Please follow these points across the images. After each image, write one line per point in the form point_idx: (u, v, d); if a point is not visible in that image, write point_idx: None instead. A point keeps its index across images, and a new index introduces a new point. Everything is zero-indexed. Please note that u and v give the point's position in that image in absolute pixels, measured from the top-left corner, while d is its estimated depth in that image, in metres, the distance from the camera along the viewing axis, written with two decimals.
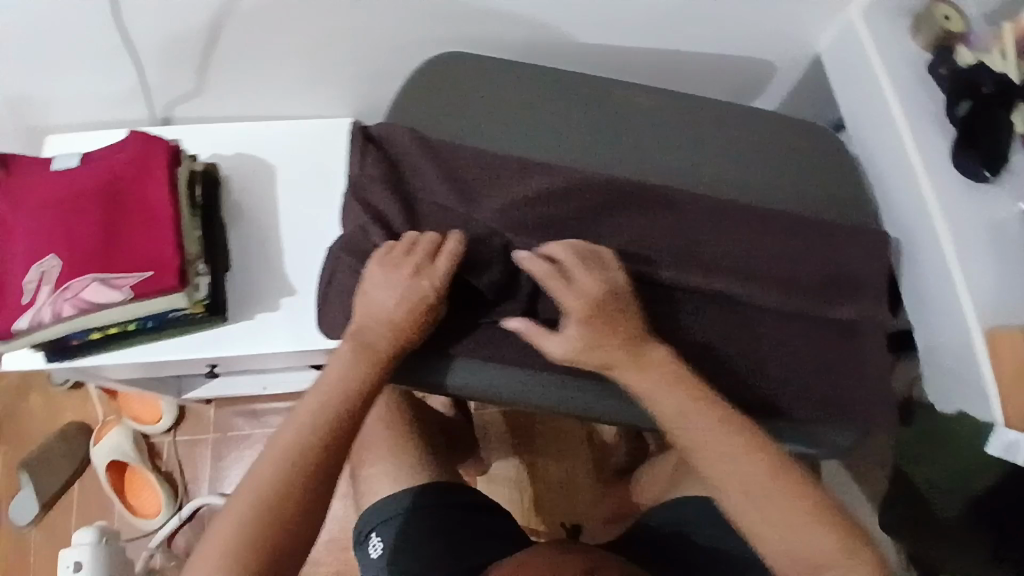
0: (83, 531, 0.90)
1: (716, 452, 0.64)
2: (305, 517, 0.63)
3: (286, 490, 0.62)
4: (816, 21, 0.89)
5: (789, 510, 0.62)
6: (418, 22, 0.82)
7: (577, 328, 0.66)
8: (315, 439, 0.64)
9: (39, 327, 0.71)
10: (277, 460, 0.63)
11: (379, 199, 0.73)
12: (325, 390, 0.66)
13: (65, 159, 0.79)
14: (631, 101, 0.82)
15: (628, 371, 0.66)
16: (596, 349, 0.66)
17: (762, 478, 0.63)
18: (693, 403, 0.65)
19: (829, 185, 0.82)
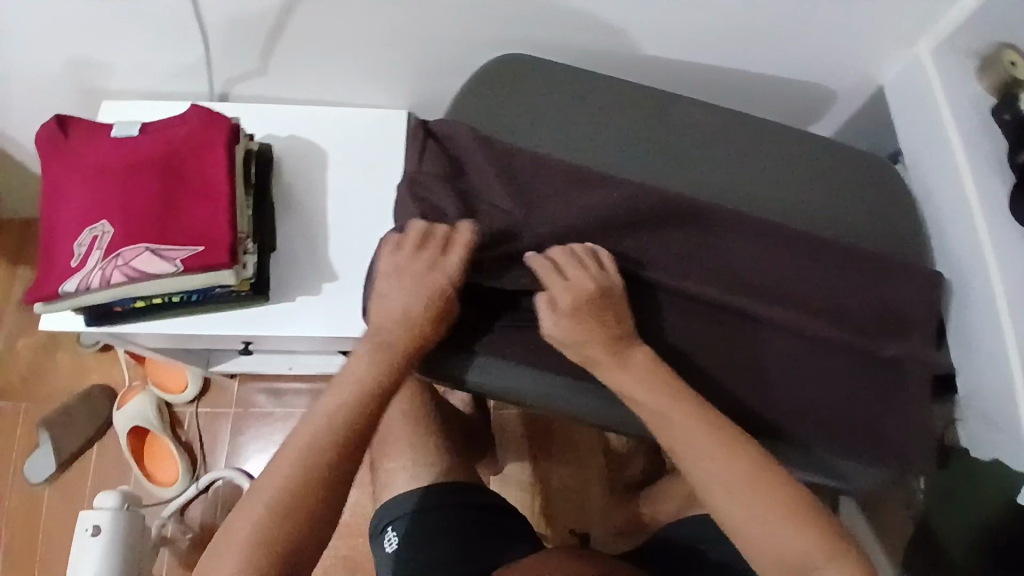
0: (106, 496, 0.91)
1: (698, 451, 0.63)
2: (323, 516, 0.62)
3: (305, 489, 0.61)
4: (882, 54, 0.88)
5: (773, 511, 0.61)
6: (486, 22, 0.83)
7: (565, 321, 0.67)
8: (332, 439, 0.64)
9: (85, 291, 0.72)
10: (293, 458, 0.63)
11: (435, 196, 0.73)
12: (342, 391, 0.66)
13: (125, 127, 0.80)
14: (692, 119, 0.82)
15: (611, 369, 0.67)
16: (582, 344, 0.67)
17: (742, 481, 0.62)
18: (672, 399, 0.65)
19: (885, 220, 0.81)
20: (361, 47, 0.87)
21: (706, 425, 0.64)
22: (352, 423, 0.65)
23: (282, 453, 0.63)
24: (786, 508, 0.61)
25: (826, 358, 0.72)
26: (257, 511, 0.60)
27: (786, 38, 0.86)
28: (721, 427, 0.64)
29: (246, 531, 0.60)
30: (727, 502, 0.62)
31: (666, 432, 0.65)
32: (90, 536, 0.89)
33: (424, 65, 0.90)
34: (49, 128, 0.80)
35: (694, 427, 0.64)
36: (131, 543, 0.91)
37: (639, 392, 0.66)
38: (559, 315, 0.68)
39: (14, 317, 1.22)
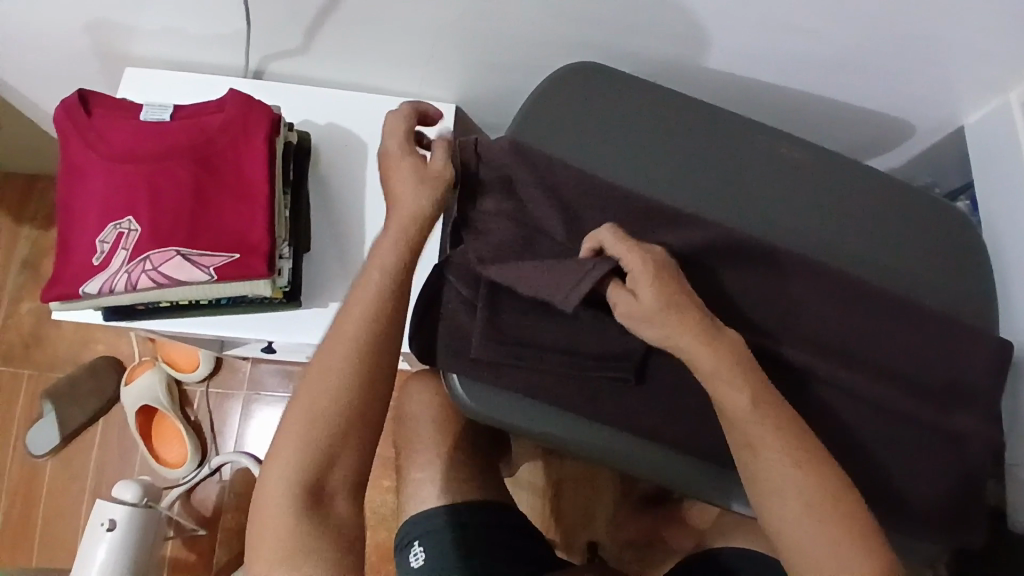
0: (126, 489, 0.93)
1: (767, 461, 0.57)
2: (366, 432, 0.61)
3: (345, 408, 0.60)
4: (970, 97, 0.81)
5: (822, 515, 0.57)
6: (553, 22, 0.76)
7: (649, 290, 0.58)
8: (365, 354, 0.61)
9: (108, 293, 0.68)
10: (330, 376, 0.60)
11: (492, 230, 0.67)
12: (371, 297, 0.62)
13: (154, 110, 0.73)
14: (769, 149, 0.76)
15: (698, 353, 0.58)
16: (667, 314, 0.58)
17: (804, 489, 0.57)
18: (751, 396, 0.58)
19: (958, 280, 0.76)
20: (414, 37, 0.80)
21: (782, 434, 0.58)
22: (383, 331, 0.62)
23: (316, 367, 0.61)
24: (830, 521, 0.56)
25: (891, 426, 0.69)
26: (298, 431, 0.60)
27: (872, 71, 0.79)
28: (800, 433, 0.58)
29: (292, 448, 0.59)
30: (791, 515, 0.57)
31: (742, 432, 0.58)
32: (106, 530, 0.90)
33: (479, 58, 0.83)
34: (68, 103, 0.72)
35: (776, 440, 0.57)
36: (146, 535, 0.93)
37: (728, 384, 0.58)
38: (633, 281, 0.59)
39: (18, 279, 1.16)
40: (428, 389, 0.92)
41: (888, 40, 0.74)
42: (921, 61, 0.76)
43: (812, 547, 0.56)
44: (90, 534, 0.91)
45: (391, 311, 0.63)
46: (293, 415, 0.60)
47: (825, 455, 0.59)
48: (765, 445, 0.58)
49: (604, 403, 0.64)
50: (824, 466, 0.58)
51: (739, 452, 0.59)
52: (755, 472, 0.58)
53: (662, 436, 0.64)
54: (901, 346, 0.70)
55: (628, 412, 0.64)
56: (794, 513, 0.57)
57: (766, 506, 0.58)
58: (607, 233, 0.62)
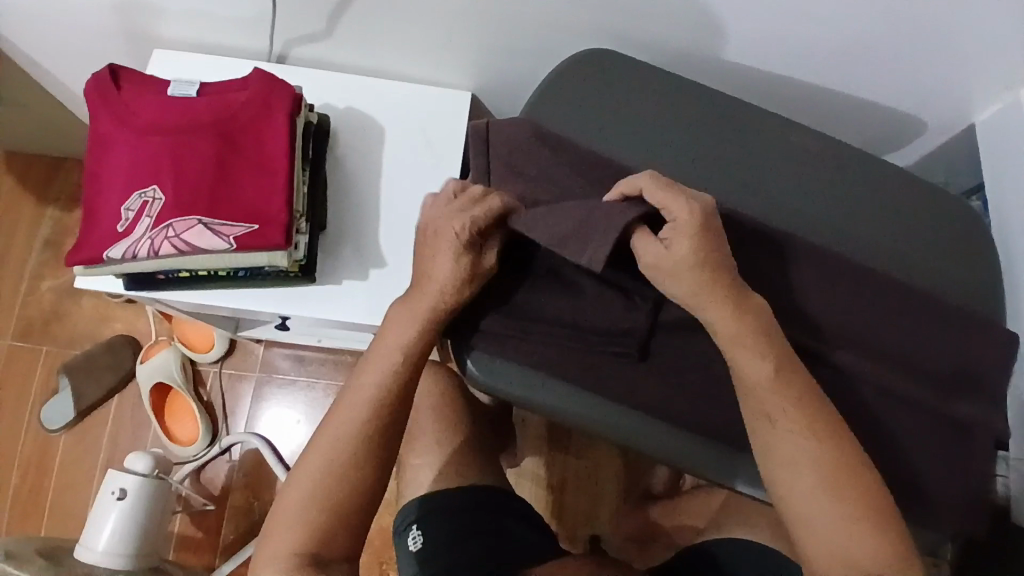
0: (137, 459, 0.95)
1: (782, 429, 0.59)
2: (376, 476, 0.63)
3: (361, 450, 0.62)
4: (981, 93, 0.82)
5: (830, 484, 0.58)
6: (569, 11, 0.78)
7: (682, 247, 0.59)
8: (385, 400, 0.63)
9: (131, 259, 0.70)
10: (349, 416, 0.63)
11: None
12: (394, 347, 0.64)
13: (181, 86, 0.76)
14: (778, 138, 0.77)
15: (721, 314, 0.60)
16: (694, 274, 0.59)
17: (815, 461, 0.59)
18: (773, 360, 0.60)
19: (966, 272, 0.77)
20: (433, 23, 0.82)
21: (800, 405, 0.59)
22: (404, 379, 0.64)
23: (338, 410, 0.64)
24: (839, 490, 0.58)
25: (897, 414, 0.69)
26: (316, 468, 0.62)
27: (883, 65, 0.80)
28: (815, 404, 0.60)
29: (308, 482, 0.61)
30: (802, 485, 0.59)
31: (762, 395, 0.60)
32: (116, 499, 0.92)
33: (496, 46, 0.85)
34: (100, 76, 0.75)
35: (795, 410, 0.59)
36: (155, 505, 0.95)
37: (753, 346, 0.60)
38: (673, 232, 0.59)
39: (40, 257, 1.19)
40: (436, 372, 0.93)
41: (899, 32, 0.75)
42: (932, 55, 0.77)
43: (820, 520, 0.58)
44: (100, 503, 0.93)
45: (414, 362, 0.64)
46: (326, 430, 0.63)
47: (841, 429, 0.60)
48: (780, 413, 0.59)
49: (608, 378, 0.65)
50: (837, 441, 0.59)
51: (755, 419, 0.61)
52: (769, 439, 0.60)
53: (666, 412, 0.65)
54: (907, 334, 0.70)
55: (634, 389, 0.65)
56: (803, 483, 0.59)
57: (777, 475, 0.60)
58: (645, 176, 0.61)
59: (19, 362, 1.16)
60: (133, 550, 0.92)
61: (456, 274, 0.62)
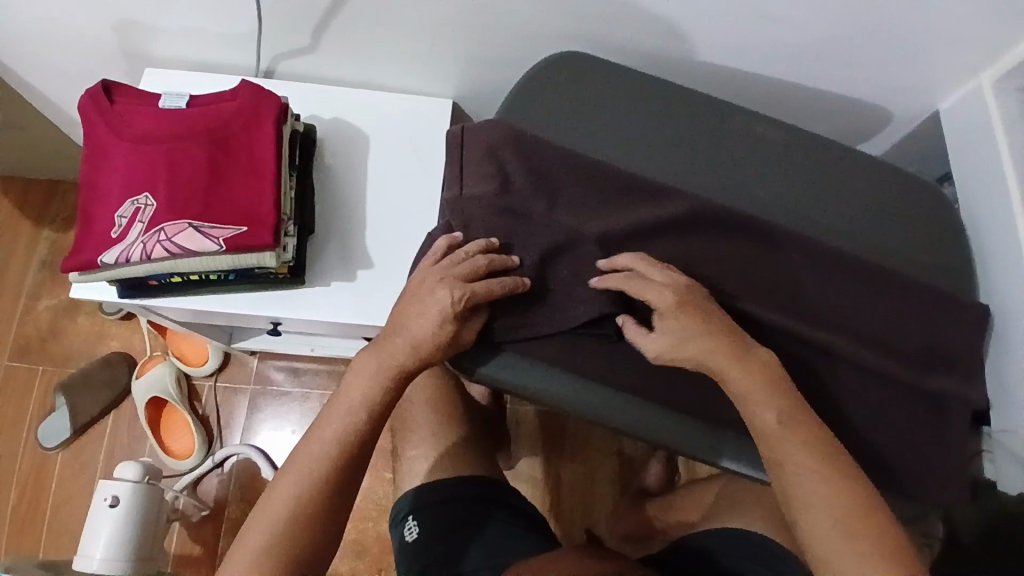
0: (127, 468, 0.97)
1: (796, 469, 0.60)
2: (341, 497, 0.65)
3: (324, 485, 0.64)
4: (941, 83, 0.85)
5: (840, 502, 0.59)
6: (543, 18, 0.81)
7: (675, 322, 0.63)
8: (353, 436, 0.64)
9: (125, 263, 0.72)
10: (318, 452, 0.64)
11: (476, 192, 0.71)
12: (362, 387, 0.65)
13: (172, 97, 0.79)
14: (749, 131, 0.80)
15: (727, 369, 0.62)
16: (694, 342, 0.63)
17: (829, 495, 0.59)
18: (781, 408, 0.62)
19: (936, 253, 0.79)
20: (414, 35, 0.86)
21: (788, 422, 0.61)
22: (371, 418, 0.65)
23: (306, 445, 0.65)
24: (845, 501, 0.59)
25: (872, 388, 0.70)
26: (283, 498, 0.63)
27: (846, 59, 0.83)
28: (817, 431, 0.62)
29: (273, 512, 0.63)
30: (819, 525, 0.59)
31: (770, 445, 0.61)
32: (109, 506, 0.94)
33: (474, 54, 0.89)
34: (93, 91, 0.77)
35: (802, 447, 0.61)
36: (147, 511, 0.97)
37: (757, 400, 0.62)
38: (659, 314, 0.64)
39: (37, 278, 1.21)
40: (427, 372, 0.94)
41: (860, 26, 0.78)
42: (891, 48, 0.81)
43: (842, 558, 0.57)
44: (93, 510, 0.95)
45: (385, 401, 0.66)
46: (302, 451, 0.65)
47: (850, 462, 0.61)
48: (793, 454, 0.61)
49: (590, 361, 0.67)
50: (847, 473, 0.60)
51: (771, 465, 0.62)
52: (786, 482, 0.61)
53: (647, 390, 0.67)
54: (881, 312, 0.72)
55: (613, 370, 0.67)
56: (821, 523, 0.59)
57: (796, 517, 0.60)
58: (628, 256, 0.67)
59: (16, 382, 1.17)
60: (128, 555, 0.94)
61: (437, 337, 0.63)
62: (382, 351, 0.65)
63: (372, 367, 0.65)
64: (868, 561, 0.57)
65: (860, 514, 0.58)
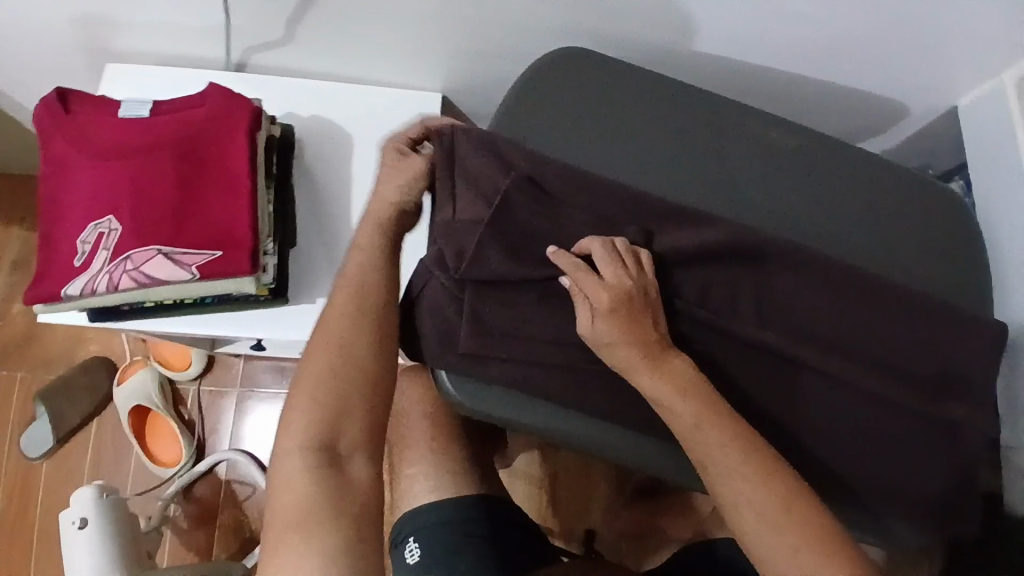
0: (83, 490, 0.94)
1: (719, 470, 0.57)
2: (364, 401, 0.61)
3: (349, 383, 0.61)
4: (963, 77, 0.80)
5: (766, 494, 0.56)
6: (538, 8, 0.75)
7: (604, 323, 0.60)
8: (354, 329, 0.63)
9: (91, 295, 0.68)
10: (324, 355, 0.61)
11: (467, 210, 0.66)
12: (357, 281, 0.65)
13: (133, 106, 0.73)
14: (759, 133, 0.75)
15: (644, 375, 0.60)
16: (617, 346, 0.60)
17: (756, 490, 0.56)
18: (700, 409, 0.58)
19: (951, 264, 0.75)
20: (399, 27, 0.79)
21: (701, 419, 0.58)
22: (376, 312, 0.64)
23: (307, 361, 0.62)
24: (771, 491, 0.56)
25: (883, 416, 0.67)
26: (302, 407, 0.60)
27: (863, 53, 0.78)
28: (735, 428, 0.58)
29: (300, 421, 0.60)
30: (750, 520, 0.56)
31: (690, 446, 0.58)
32: (79, 529, 0.92)
33: (465, 46, 0.82)
34: (47, 101, 0.71)
35: (720, 444, 0.57)
36: (121, 526, 0.95)
37: (671, 403, 0.59)
38: (593, 314, 0.61)
39: (8, 281, 1.16)
40: (421, 382, 0.90)
41: (881, 19, 0.72)
42: (911, 43, 0.75)
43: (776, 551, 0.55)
44: (65, 536, 0.93)
45: (381, 289, 0.65)
46: (310, 361, 0.62)
47: (772, 453, 0.58)
48: (712, 453, 0.57)
49: (590, 394, 0.64)
50: (771, 461, 0.57)
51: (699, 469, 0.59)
52: (713, 482, 0.58)
53: (645, 423, 0.65)
54: (895, 334, 0.69)
55: (613, 404, 0.64)
56: (752, 519, 0.56)
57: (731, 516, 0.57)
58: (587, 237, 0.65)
59: None
60: (116, 568, 0.92)
61: (376, 242, 0.67)
62: (339, 281, 0.66)
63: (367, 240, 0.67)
64: (800, 553, 0.54)
65: (787, 504, 0.56)
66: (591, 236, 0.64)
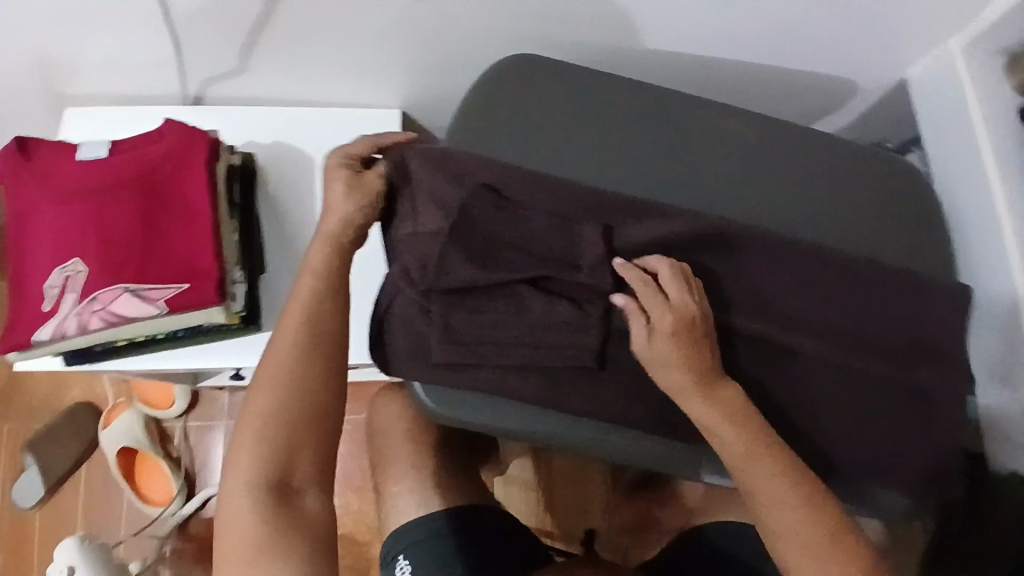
0: (66, 541, 0.95)
1: (766, 496, 0.62)
2: (313, 435, 0.64)
3: (297, 420, 0.63)
4: (908, 49, 0.81)
5: (806, 522, 0.61)
6: (486, 17, 0.76)
7: (663, 344, 0.61)
8: (301, 364, 0.64)
9: (62, 339, 0.68)
10: (272, 391, 0.62)
11: (427, 220, 0.66)
12: (303, 312, 0.65)
13: (91, 146, 0.73)
14: (712, 122, 0.76)
15: (699, 398, 0.62)
16: (672, 368, 0.62)
17: (799, 517, 0.61)
18: (754, 436, 0.62)
19: (912, 233, 0.77)
20: (351, 46, 0.80)
21: (750, 447, 0.62)
22: (322, 342, 0.65)
23: (253, 400, 0.63)
24: (806, 517, 0.61)
25: (854, 388, 0.68)
26: (251, 445, 0.62)
27: (808, 34, 0.79)
28: (783, 456, 0.62)
29: (250, 459, 0.62)
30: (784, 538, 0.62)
31: (738, 469, 0.63)
32: None
33: (419, 60, 0.82)
34: (5, 149, 0.72)
35: (768, 471, 0.62)
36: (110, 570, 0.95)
37: (722, 427, 0.62)
38: (650, 334, 0.62)
39: None
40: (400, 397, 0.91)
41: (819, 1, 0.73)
42: (851, 21, 0.76)
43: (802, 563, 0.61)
44: None
45: (327, 318, 0.65)
46: (256, 397, 0.63)
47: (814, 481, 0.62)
48: (759, 480, 0.62)
49: (565, 393, 0.65)
50: (810, 487, 0.62)
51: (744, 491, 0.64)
52: (755, 503, 0.63)
53: (622, 417, 0.66)
54: (862, 308, 0.70)
55: (588, 401, 0.65)
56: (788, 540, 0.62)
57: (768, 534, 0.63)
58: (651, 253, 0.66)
59: None
60: None
61: (332, 261, 0.66)
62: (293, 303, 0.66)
63: (322, 262, 0.66)
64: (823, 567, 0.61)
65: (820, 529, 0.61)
66: (658, 256, 0.65)
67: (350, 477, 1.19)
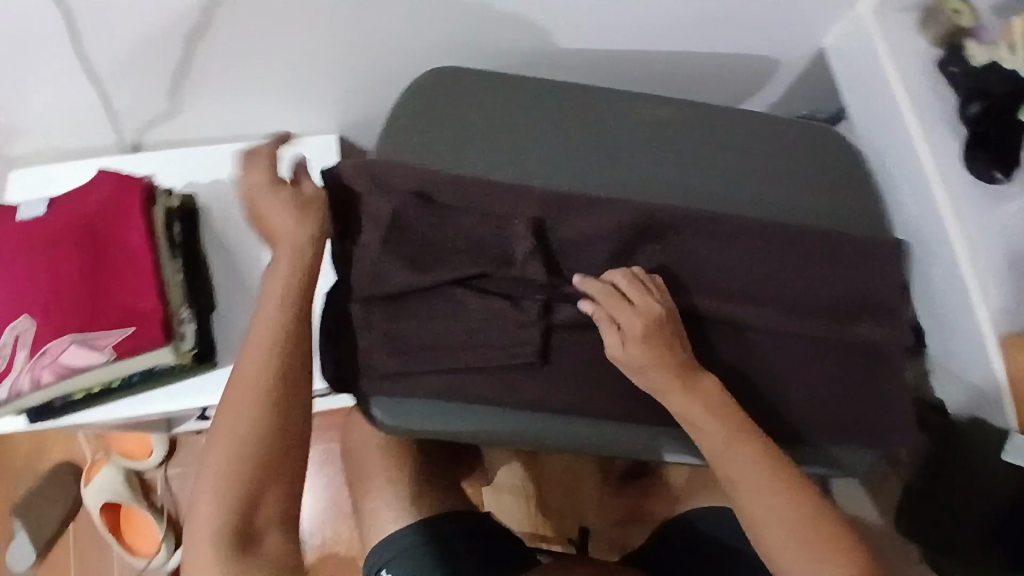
0: None
1: (752, 489, 0.61)
2: (280, 465, 0.62)
3: (264, 449, 0.61)
4: (818, 19, 0.83)
5: (794, 512, 0.61)
6: (402, 34, 0.77)
7: (638, 348, 0.62)
8: (268, 391, 0.62)
9: (18, 397, 0.68)
10: (238, 419, 0.61)
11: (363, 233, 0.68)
12: (271, 338, 0.63)
13: (30, 207, 0.74)
14: (635, 110, 0.78)
15: (681, 395, 0.63)
16: (652, 370, 0.62)
17: (787, 507, 0.61)
18: (736, 429, 0.62)
19: (843, 194, 0.78)
20: (275, 78, 0.81)
21: (732, 439, 0.62)
22: (288, 369, 0.63)
23: (219, 428, 0.61)
24: (794, 507, 0.61)
25: (801, 351, 0.70)
26: (214, 476, 0.60)
27: (718, 16, 0.81)
28: (762, 443, 0.63)
29: (213, 490, 0.60)
30: (773, 530, 0.61)
31: (721, 463, 0.63)
32: None
33: (345, 83, 0.84)
34: None
35: (752, 463, 0.62)
36: None
37: (701, 421, 0.63)
38: (623, 339, 0.62)
39: None
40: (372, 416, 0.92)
41: None
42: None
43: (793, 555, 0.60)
44: None
45: (294, 347, 0.64)
46: (222, 425, 0.61)
47: (796, 469, 0.63)
48: (743, 473, 0.62)
49: (516, 389, 0.66)
50: (793, 474, 0.62)
51: (727, 485, 0.63)
52: (739, 497, 0.62)
53: (577, 406, 0.67)
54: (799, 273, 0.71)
55: (538, 394, 0.66)
56: (777, 533, 0.61)
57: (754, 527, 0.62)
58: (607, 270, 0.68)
59: None
60: None
61: (300, 271, 0.65)
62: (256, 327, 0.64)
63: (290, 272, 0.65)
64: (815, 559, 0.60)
65: (805, 519, 0.61)
66: (615, 269, 0.66)
67: (339, 503, 1.20)
